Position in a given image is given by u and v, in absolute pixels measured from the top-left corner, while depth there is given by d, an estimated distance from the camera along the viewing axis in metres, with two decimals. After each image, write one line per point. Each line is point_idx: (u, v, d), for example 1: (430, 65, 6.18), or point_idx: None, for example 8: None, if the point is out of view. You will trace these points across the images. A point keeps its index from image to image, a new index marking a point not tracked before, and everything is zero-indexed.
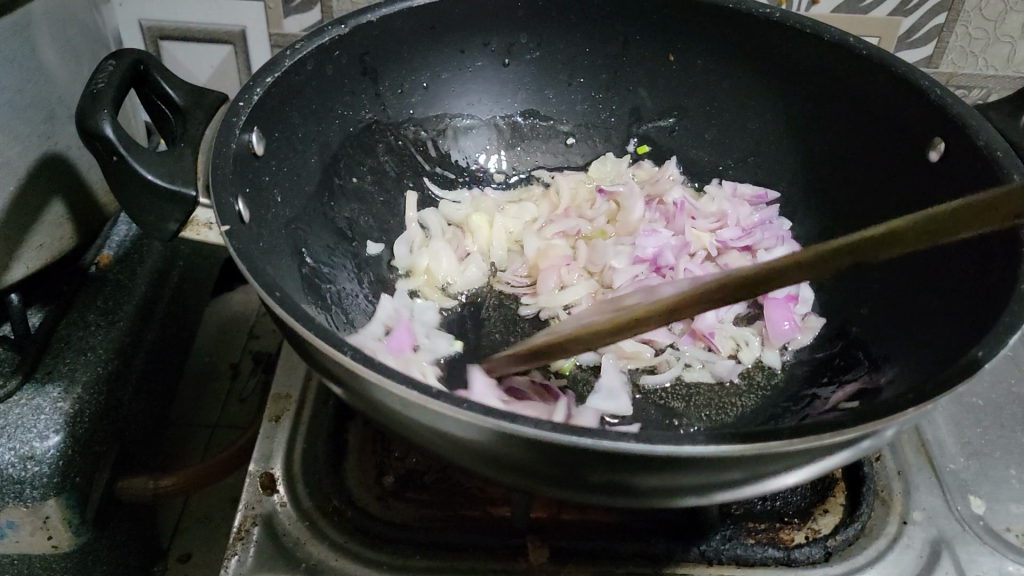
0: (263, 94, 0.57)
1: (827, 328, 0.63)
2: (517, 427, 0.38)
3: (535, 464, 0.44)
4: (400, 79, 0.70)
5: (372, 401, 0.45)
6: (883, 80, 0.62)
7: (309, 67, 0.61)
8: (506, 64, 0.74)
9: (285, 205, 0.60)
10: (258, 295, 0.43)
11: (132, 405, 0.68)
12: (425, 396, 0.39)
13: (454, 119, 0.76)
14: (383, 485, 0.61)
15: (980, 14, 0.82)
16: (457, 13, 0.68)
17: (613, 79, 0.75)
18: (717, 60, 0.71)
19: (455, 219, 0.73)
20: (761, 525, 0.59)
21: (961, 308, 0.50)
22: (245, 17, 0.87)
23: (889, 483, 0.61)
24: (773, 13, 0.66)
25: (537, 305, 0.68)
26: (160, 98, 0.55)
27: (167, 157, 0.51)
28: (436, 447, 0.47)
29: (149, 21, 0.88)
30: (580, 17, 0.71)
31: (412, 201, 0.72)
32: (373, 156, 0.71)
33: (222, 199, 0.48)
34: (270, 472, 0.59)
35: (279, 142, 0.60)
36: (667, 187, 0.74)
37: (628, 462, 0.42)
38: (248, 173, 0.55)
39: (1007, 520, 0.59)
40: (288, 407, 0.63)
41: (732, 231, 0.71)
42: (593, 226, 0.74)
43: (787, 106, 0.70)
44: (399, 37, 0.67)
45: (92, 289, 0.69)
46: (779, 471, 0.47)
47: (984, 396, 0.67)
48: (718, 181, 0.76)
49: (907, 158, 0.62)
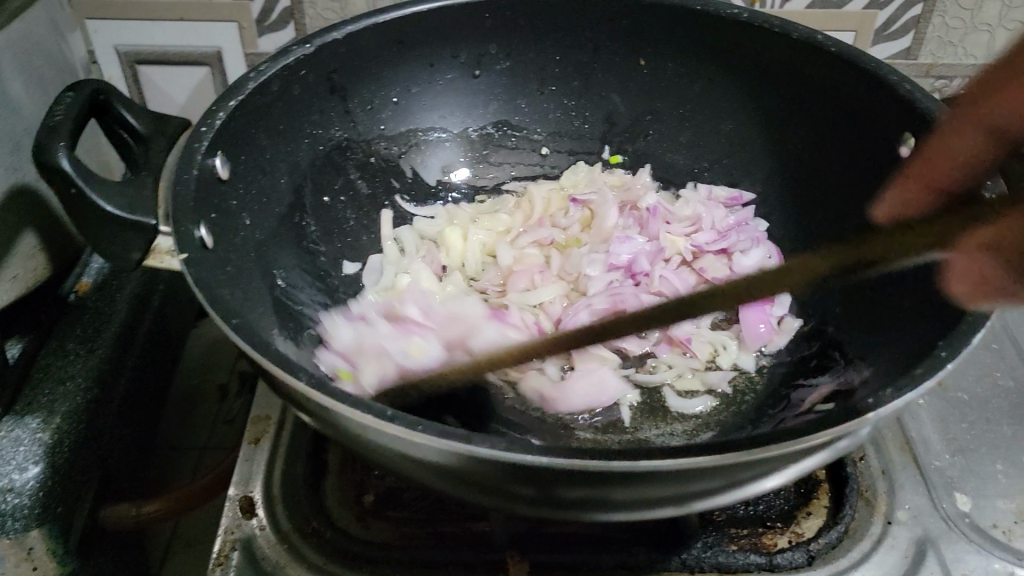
0: (227, 118, 0.57)
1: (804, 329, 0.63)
2: (471, 447, 0.38)
3: (502, 483, 0.44)
4: (369, 95, 0.70)
5: (336, 426, 0.44)
6: (852, 77, 0.61)
7: (274, 88, 0.61)
8: (477, 75, 0.74)
9: (255, 228, 0.60)
10: (216, 322, 0.43)
11: (114, 433, 0.68)
12: (381, 420, 0.39)
13: (423, 134, 0.75)
14: (362, 504, 0.60)
15: (956, 3, 0.81)
16: (424, 26, 0.68)
17: (585, 86, 0.75)
18: (688, 62, 0.71)
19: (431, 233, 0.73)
20: (744, 531, 0.58)
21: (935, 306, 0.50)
22: (219, 38, 0.87)
23: (873, 483, 0.60)
24: (741, 13, 0.65)
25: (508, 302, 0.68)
26: (122, 127, 0.55)
27: (127, 186, 0.51)
28: (405, 469, 0.46)
29: (125, 47, 0.88)
30: (549, 25, 0.70)
31: (388, 219, 0.73)
32: (345, 173, 0.70)
33: (182, 227, 0.48)
34: (249, 495, 0.59)
35: (246, 165, 0.60)
36: (642, 193, 0.74)
37: (594, 478, 0.41)
38: (214, 198, 0.55)
39: (994, 516, 0.58)
40: (267, 429, 0.63)
41: (709, 235, 0.71)
42: (567, 235, 0.74)
43: (760, 106, 0.70)
44: (366, 53, 0.67)
45: (72, 317, 0.69)
46: (754, 478, 0.47)
47: (970, 390, 0.66)
48: (694, 184, 0.76)
49: (879, 155, 0.61)
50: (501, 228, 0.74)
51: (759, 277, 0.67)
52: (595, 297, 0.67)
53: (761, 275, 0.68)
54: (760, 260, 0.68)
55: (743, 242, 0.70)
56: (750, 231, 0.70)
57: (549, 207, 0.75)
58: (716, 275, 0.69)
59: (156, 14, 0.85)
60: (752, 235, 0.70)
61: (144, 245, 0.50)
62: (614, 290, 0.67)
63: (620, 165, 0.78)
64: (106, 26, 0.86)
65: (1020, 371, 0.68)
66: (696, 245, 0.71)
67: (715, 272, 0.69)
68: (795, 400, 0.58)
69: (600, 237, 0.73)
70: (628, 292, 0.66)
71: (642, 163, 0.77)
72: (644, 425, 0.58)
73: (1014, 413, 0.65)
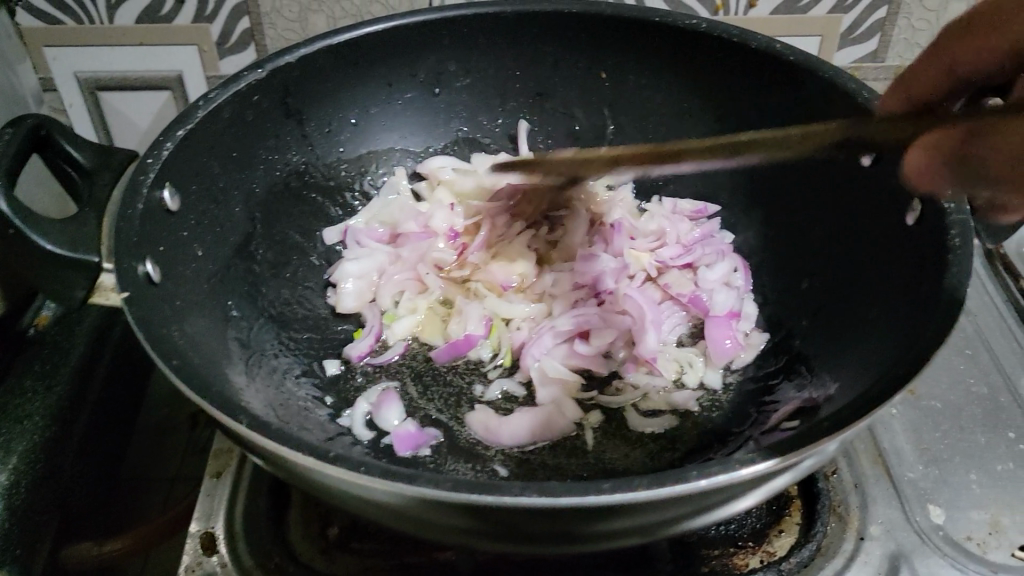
0: (175, 148, 0.55)
1: (771, 344, 0.63)
2: (416, 488, 0.37)
3: (459, 521, 0.43)
4: (327, 117, 0.69)
5: (287, 467, 0.43)
6: (811, 85, 0.61)
7: (225, 115, 0.60)
8: (437, 93, 0.73)
9: (209, 258, 0.59)
10: (155, 361, 0.42)
11: (75, 470, 0.67)
12: (323, 461, 0.38)
13: (385, 154, 0.75)
14: (326, 537, 0.59)
15: (921, 5, 0.80)
16: (380, 46, 0.67)
17: (547, 101, 0.74)
18: (648, 74, 0.70)
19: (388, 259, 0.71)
20: (714, 551, 0.57)
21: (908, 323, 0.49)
22: (179, 61, 0.86)
23: (846, 498, 0.59)
24: (699, 24, 0.64)
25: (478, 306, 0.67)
26: (66, 161, 0.54)
27: (69, 223, 0.50)
28: (359, 507, 0.45)
29: (85, 73, 0.86)
30: (508, 41, 0.70)
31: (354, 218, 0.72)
32: (304, 199, 0.70)
33: (124, 264, 0.47)
34: (211, 531, 0.58)
35: (198, 195, 0.59)
36: (606, 209, 0.72)
37: (550, 514, 0.40)
38: (162, 231, 0.54)
39: (967, 528, 0.57)
40: (230, 462, 0.62)
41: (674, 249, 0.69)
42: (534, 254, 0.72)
43: (723, 117, 0.69)
44: (322, 75, 0.66)
45: (30, 353, 0.68)
46: (720, 503, 0.45)
47: (942, 398, 0.66)
48: (658, 198, 0.75)
49: (841, 163, 0.60)
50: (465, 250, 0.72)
51: (725, 292, 0.66)
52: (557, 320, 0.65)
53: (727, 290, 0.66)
54: (726, 275, 0.67)
55: (708, 255, 0.68)
56: (715, 244, 0.69)
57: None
58: (681, 289, 0.67)
59: (114, 39, 0.83)
60: (716, 248, 0.68)
61: (87, 282, 0.50)
62: (577, 311, 0.65)
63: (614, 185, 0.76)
64: (65, 54, 0.84)
65: (992, 377, 0.67)
66: (661, 258, 0.69)
67: (680, 285, 0.67)
68: (762, 418, 0.57)
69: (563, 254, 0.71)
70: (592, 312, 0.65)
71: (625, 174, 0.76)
72: (610, 449, 0.57)
73: (986, 421, 0.64)
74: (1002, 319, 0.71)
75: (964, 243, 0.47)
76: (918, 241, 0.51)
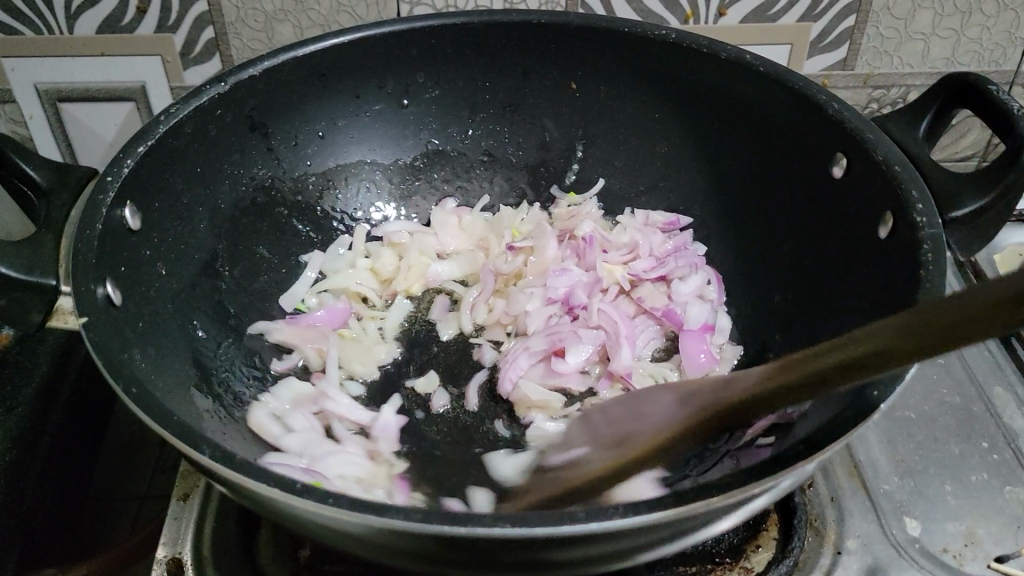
0: (136, 164, 0.54)
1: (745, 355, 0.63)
2: (385, 519, 0.36)
3: (433, 549, 0.42)
4: (293, 131, 0.68)
5: (254, 499, 0.42)
6: (783, 96, 0.60)
7: (187, 130, 0.59)
8: (405, 105, 0.72)
9: (171, 278, 0.58)
10: (113, 390, 0.41)
11: (37, 494, 0.65)
12: (290, 494, 0.37)
13: (352, 167, 0.74)
14: (298, 560, 0.57)
15: (890, 13, 0.81)
16: (346, 59, 0.66)
17: (517, 113, 0.73)
18: (619, 85, 0.69)
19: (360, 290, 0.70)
20: (692, 569, 0.56)
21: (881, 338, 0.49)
22: (143, 72, 0.84)
23: (822, 512, 0.59)
24: (669, 34, 0.64)
25: (453, 329, 0.68)
26: (21, 179, 0.53)
27: (25, 244, 0.49)
28: (332, 538, 0.45)
29: (45, 85, 0.84)
30: (476, 52, 0.69)
31: (314, 262, 0.71)
32: (270, 214, 0.69)
33: (84, 286, 0.46)
34: (179, 556, 0.56)
35: (161, 212, 0.57)
36: (577, 221, 0.72)
37: (527, 543, 0.39)
38: (123, 251, 0.52)
39: (944, 540, 0.57)
40: (198, 484, 0.60)
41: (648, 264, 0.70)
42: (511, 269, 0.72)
43: (695, 128, 0.68)
44: (287, 89, 0.65)
45: None
46: (700, 526, 0.45)
47: (917, 409, 0.66)
48: (631, 210, 0.75)
49: (814, 174, 0.60)
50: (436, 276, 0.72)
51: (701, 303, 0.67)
52: (531, 339, 0.65)
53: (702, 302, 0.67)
54: (700, 286, 0.68)
55: (681, 267, 0.69)
56: (687, 256, 0.69)
57: (500, 228, 0.74)
58: (654, 303, 0.68)
59: (75, 49, 0.81)
60: (689, 260, 0.69)
61: (45, 305, 0.48)
62: (551, 329, 0.65)
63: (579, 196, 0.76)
64: (24, 64, 0.82)
65: (966, 387, 0.67)
66: (634, 272, 0.69)
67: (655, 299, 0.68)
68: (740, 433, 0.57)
69: (536, 270, 0.71)
70: (564, 328, 0.65)
71: (593, 178, 0.75)
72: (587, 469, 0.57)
73: (961, 430, 0.64)
74: None
75: (936, 258, 0.46)
76: (892, 255, 0.52)
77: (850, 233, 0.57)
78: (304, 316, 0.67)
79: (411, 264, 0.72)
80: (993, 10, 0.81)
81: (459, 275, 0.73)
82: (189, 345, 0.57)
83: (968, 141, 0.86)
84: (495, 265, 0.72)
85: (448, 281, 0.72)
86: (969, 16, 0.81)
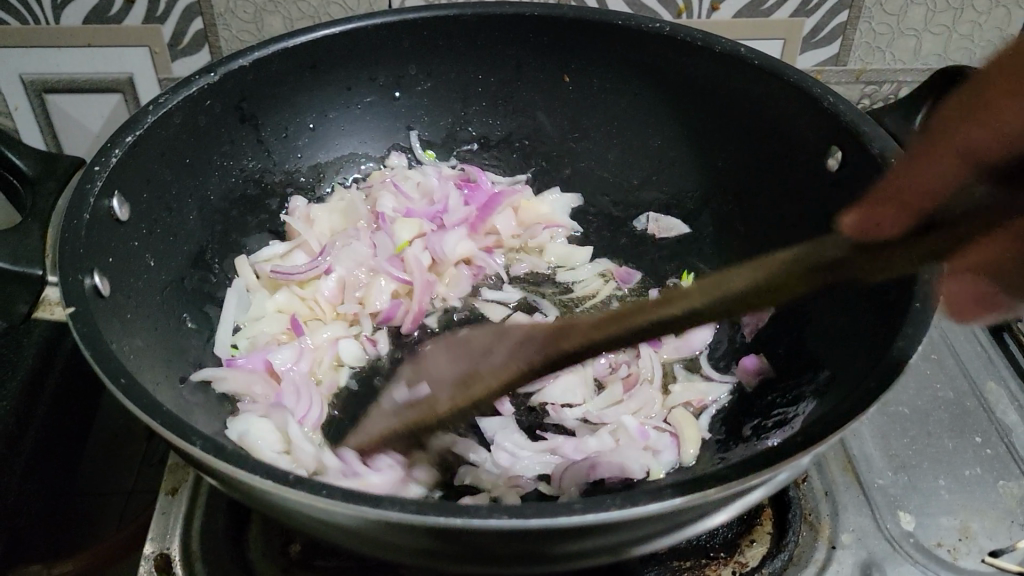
0: (125, 154, 0.53)
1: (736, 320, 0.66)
2: (381, 512, 0.36)
3: (426, 542, 0.42)
4: (284, 123, 0.67)
5: (246, 493, 0.41)
6: (777, 89, 0.60)
7: (176, 120, 0.58)
8: (397, 97, 0.71)
9: (159, 270, 0.57)
10: (101, 382, 0.40)
11: (22, 487, 0.63)
12: (283, 485, 0.36)
13: (344, 158, 0.73)
14: (288, 554, 0.56)
15: (883, 9, 0.81)
16: (337, 50, 0.65)
17: (509, 105, 0.73)
18: (612, 78, 0.69)
19: (289, 335, 0.64)
20: (686, 563, 0.56)
21: (883, 331, 0.49)
22: (131, 62, 0.83)
23: (816, 506, 0.58)
24: (663, 27, 0.64)
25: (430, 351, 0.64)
26: (7, 168, 0.52)
27: (11, 234, 0.48)
28: (323, 531, 0.44)
29: (31, 75, 0.82)
30: (468, 44, 0.68)
31: (232, 303, 0.63)
32: (262, 206, 0.68)
33: (69, 277, 0.45)
34: (167, 552, 0.55)
35: (149, 203, 0.56)
36: (382, 196, 0.72)
37: (521, 535, 0.39)
38: (111, 242, 0.51)
39: (938, 535, 0.57)
40: (185, 478, 0.59)
41: (439, 213, 0.73)
42: (370, 270, 0.69)
43: (688, 123, 0.68)
44: (277, 80, 0.64)
45: None
46: (696, 520, 0.45)
47: (910, 404, 0.65)
48: (453, 161, 0.76)
49: (807, 166, 0.61)
50: (331, 299, 0.67)
51: (506, 213, 0.74)
52: None
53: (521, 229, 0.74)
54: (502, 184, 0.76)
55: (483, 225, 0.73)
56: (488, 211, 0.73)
57: (352, 217, 0.72)
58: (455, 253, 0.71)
59: (61, 40, 0.80)
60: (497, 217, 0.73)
61: (31, 296, 0.47)
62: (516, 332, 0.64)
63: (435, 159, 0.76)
64: (10, 55, 0.81)
65: (959, 382, 0.67)
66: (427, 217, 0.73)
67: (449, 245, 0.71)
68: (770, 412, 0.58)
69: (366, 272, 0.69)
70: (528, 331, 0.64)
71: (586, 170, 0.75)
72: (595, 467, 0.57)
73: (954, 425, 0.64)
74: (967, 324, 0.72)
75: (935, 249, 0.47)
76: None
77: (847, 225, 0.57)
78: (244, 361, 0.59)
79: (307, 299, 0.66)
80: (985, 7, 0.81)
81: (351, 294, 0.68)
82: (177, 337, 0.56)
83: None
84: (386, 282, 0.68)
85: (348, 302, 0.67)
86: (961, 12, 0.81)
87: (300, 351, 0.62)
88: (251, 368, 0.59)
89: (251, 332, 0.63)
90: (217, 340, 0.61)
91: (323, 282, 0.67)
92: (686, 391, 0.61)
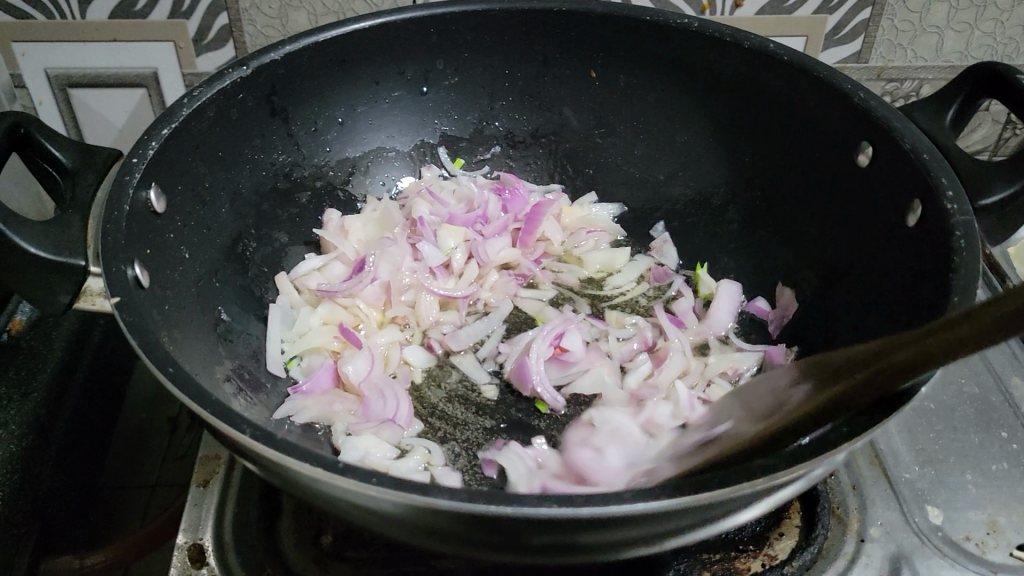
0: (161, 146, 0.53)
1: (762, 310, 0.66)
2: (430, 499, 0.36)
3: (467, 530, 0.42)
4: (313, 117, 0.68)
5: (290, 480, 0.42)
6: (807, 84, 0.61)
7: (210, 113, 0.58)
8: (424, 92, 0.72)
9: (194, 262, 0.57)
10: (149, 371, 0.40)
11: (52, 479, 0.64)
12: (333, 472, 0.37)
13: (372, 152, 0.74)
14: (321, 545, 0.56)
15: (906, 6, 0.81)
16: (366, 45, 0.65)
17: (535, 101, 0.73)
18: (639, 74, 0.69)
19: (337, 344, 0.63)
20: (716, 556, 0.56)
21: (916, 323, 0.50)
22: (156, 58, 0.83)
23: (844, 499, 0.59)
24: (692, 23, 0.64)
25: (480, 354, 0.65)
26: (46, 160, 0.52)
27: (53, 225, 0.48)
28: (364, 520, 0.45)
29: (56, 70, 0.83)
30: (495, 40, 0.68)
31: (277, 317, 0.63)
32: (292, 200, 0.69)
33: (113, 268, 0.45)
34: (200, 542, 0.56)
35: (183, 195, 0.57)
36: (416, 204, 0.73)
37: (564, 524, 0.40)
38: (149, 233, 0.52)
39: (966, 528, 0.57)
40: (218, 469, 0.60)
41: (481, 220, 0.74)
42: (415, 277, 0.68)
43: (715, 118, 0.69)
44: (307, 74, 0.64)
45: (5, 359, 0.65)
46: (732, 512, 0.45)
47: (936, 399, 0.66)
48: (488, 171, 0.78)
49: (836, 160, 0.61)
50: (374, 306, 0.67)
51: (552, 222, 0.74)
52: (532, 344, 0.64)
53: (566, 235, 0.74)
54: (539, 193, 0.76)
55: (529, 226, 0.73)
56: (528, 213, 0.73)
57: (389, 224, 0.71)
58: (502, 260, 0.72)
59: (87, 34, 0.80)
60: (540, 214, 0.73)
61: (73, 286, 0.48)
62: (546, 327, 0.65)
63: (464, 168, 0.77)
64: (36, 49, 0.81)
65: (983, 377, 0.67)
66: (467, 222, 0.73)
67: (493, 250, 0.72)
68: None
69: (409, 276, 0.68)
70: (553, 324, 0.65)
71: (611, 166, 0.75)
72: None
73: (980, 420, 0.64)
74: None
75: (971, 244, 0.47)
76: (922, 243, 0.52)
77: (877, 220, 0.57)
78: (309, 383, 0.60)
79: (350, 307, 0.66)
80: (1007, 5, 0.81)
81: (401, 300, 0.67)
82: (212, 327, 0.57)
83: (979, 135, 0.86)
84: (432, 289, 0.68)
85: (397, 309, 0.67)
86: (983, 10, 0.82)
87: (365, 356, 0.62)
88: (318, 388, 0.60)
89: (301, 350, 0.62)
90: (249, 332, 0.61)
91: (363, 291, 0.66)
92: (722, 359, 0.63)
